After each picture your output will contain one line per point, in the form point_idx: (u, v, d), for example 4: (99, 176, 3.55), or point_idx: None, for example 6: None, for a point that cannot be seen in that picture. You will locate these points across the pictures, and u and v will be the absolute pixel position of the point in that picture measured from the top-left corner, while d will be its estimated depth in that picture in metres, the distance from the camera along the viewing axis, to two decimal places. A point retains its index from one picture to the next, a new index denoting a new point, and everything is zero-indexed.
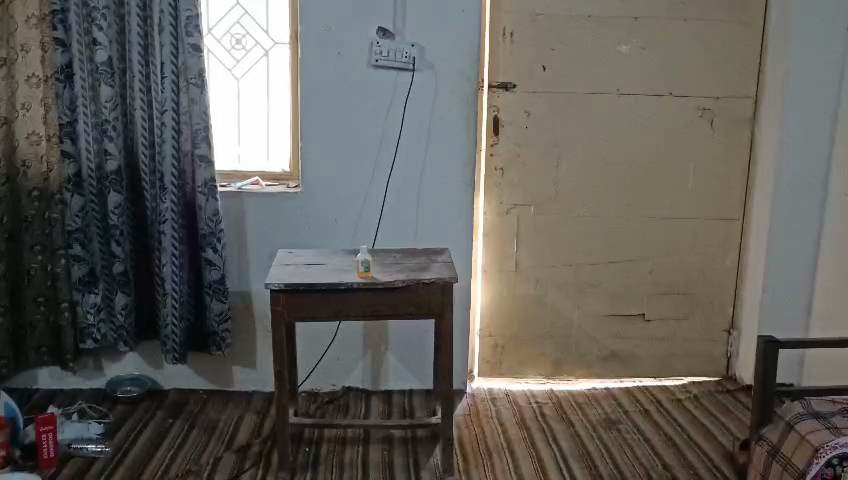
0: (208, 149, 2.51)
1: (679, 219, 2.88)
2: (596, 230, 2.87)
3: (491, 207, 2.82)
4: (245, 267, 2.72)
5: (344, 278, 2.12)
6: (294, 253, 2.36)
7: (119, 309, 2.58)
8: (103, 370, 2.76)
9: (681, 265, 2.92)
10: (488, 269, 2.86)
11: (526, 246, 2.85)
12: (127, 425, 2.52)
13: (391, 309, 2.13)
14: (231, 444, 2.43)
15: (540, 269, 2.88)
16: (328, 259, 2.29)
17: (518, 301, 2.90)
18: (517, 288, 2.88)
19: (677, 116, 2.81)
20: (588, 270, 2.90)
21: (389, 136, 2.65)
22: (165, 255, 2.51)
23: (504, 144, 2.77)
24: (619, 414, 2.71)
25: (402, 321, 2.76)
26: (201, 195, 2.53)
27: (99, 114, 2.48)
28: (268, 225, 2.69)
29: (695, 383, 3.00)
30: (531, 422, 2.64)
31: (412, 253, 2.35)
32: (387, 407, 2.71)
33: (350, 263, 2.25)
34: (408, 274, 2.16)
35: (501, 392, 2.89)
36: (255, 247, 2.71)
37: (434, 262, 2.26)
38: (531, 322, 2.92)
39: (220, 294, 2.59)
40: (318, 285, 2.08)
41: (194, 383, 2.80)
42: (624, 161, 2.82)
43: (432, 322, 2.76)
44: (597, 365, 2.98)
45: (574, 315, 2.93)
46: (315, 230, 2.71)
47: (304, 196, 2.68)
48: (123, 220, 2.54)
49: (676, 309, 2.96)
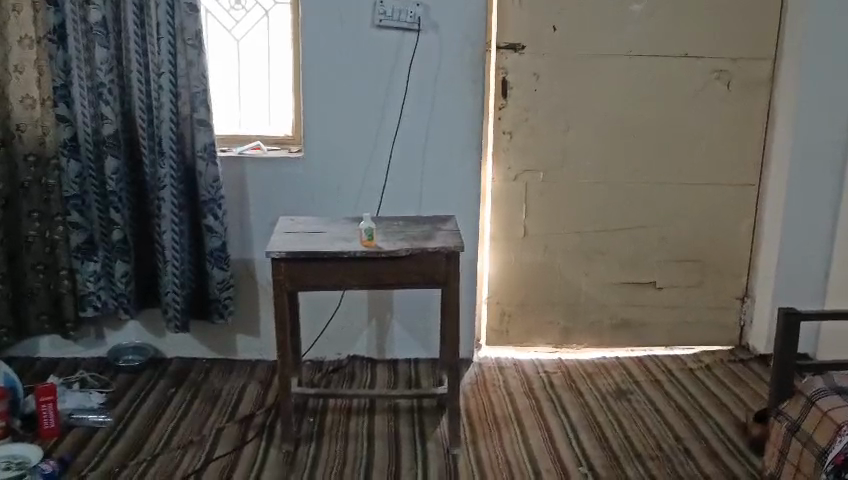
0: (208, 113, 2.43)
1: (692, 184, 2.80)
2: (606, 197, 2.79)
3: (499, 172, 2.74)
4: (246, 235, 2.66)
5: (347, 247, 2.06)
6: (296, 220, 2.29)
7: (119, 276, 2.53)
8: (105, 338, 2.72)
9: (694, 231, 2.84)
10: (496, 236, 2.79)
11: (534, 212, 2.78)
12: (129, 395, 2.49)
13: (395, 279, 2.07)
14: (234, 415, 2.40)
15: (549, 236, 2.81)
16: (331, 227, 2.22)
17: (526, 269, 2.83)
18: (525, 256, 2.82)
19: (693, 78, 2.70)
20: (598, 237, 2.82)
21: (394, 99, 2.57)
22: (164, 222, 2.45)
23: (512, 107, 2.68)
24: (629, 384, 2.66)
25: (408, 290, 2.71)
26: (200, 160, 2.46)
27: (94, 77, 2.40)
28: (270, 191, 2.62)
29: (707, 352, 2.94)
30: (540, 392, 2.59)
31: (417, 220, 2.28)
32: (393, 377, 2.66)
33: (353, 230, 2.19)
34: (412, 242, 2.09)
35: (509, 361, 2.84)
36: (257, 213, 2.64)
37: (440, 229, 2.19)
38: (539, 291, 2.86)
39: (221, 262, 2.53)
40: (321, 254, 2.02)
41: (197, 352, 2.76)
42: (636, 125, 2.73)
43: (439, 292, 2.70)
44: (607, 333, 2.92)
45: (583, 283, 2.87)
46: (317, 198, 2.64)
47: (307, 162, 2.60)
48: (121, 186, 2.47)
49: (688, 278, 2.89)
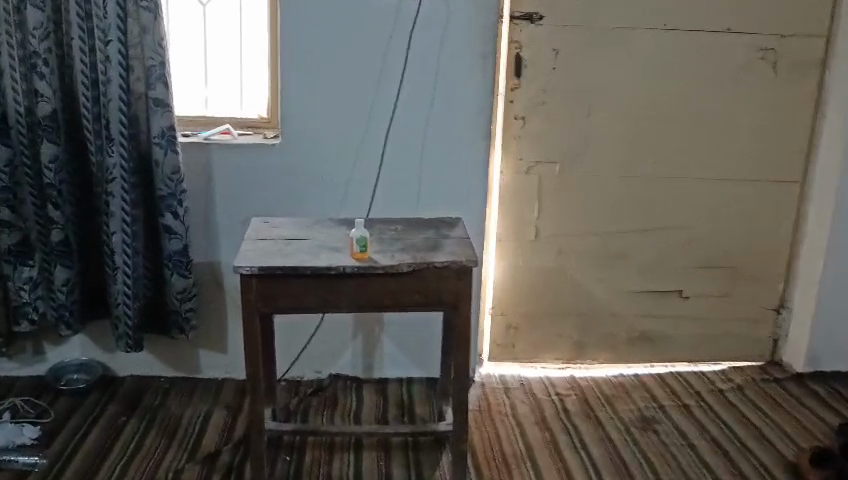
0: (166, 91, 2.03)
1: (728, 180, 2.44)
2: (631, 194, 2.42)
3: (509, 164, 2.36)
4: (212, 235, 2.26)
5: (334, 260, 1.67)
6: (272, 223, 1.91)
7: (59, 285, 2.12)
8: (45, 354, 2.32)
9: (728, 234, 2.49)
10: (503, 238, 2.42)
11: (548, 211, 2.41)
12: (70, 425, 2.11)
13: (393, 300, 1.69)
14: (195, 454, 2.01)
15: (563, 239, 2.44)
16: (314, 232, 1.84)
17: (537, 276, 2.47)
18: (536, 260, 2.45)
19: (734, 58, 2.34)
20: (621, 239, 2.46)
21: (388, 79, 2.17)
22: (114, 222, 2.06)
23: (526, 89, 2.30)
24: (654, 410, 2.33)
25: (400, 316, 2.35)
26: (156, 148, 2.06)
27: (27, 45, 1.98)
28: (240, 184, 2.23)
29: (735, 369, 2.61)
30: (553, 420, 2.25)
31: (416, 225, 1.90)
32: (385, 402, 2.30)
33: (340, 238, 1.80)
34: (414, 254, 1.71)
35: (515, 380, 2.49)
36: (225, 209, 2.24)
37: (447, 238, 1.81)
38: (551, 300, 2.50)
39: (181, 268, 2.15)
40: (302, 269, 1.64)
41: (154, 369, 2.37)
42: (668, 112, 2.37)
43: (440, 320, 2.36)
44: (625, 348, 2.58)
45: (600, 290, 2.50)
46: (297, 195, 2.24)
47: (285, 151, 2.20)
48: (61, 178, 2.07)
49: (719, 285, 2.54)
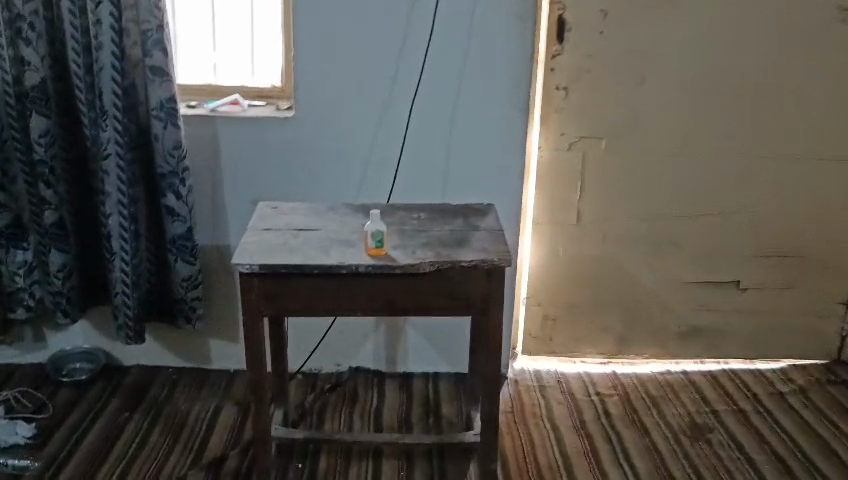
0: (164, 57, 1.81)
1: (798, 160, 2.16)
2: (687, 174, 2.16)
3: (548, 139, 2.12)
4: (220, 217, 2.06)
5: (346, 256, 1.46)
6: (280, 208, 1.70)
7: (54, 270, 1.95)
8: (46, 340, 2.17)
9: (795, 219, 2.22)
10: (542, 221, 2.19)
11: (592, 192, 2.17)
12: (68, 422, 1.96)
13: (413, 303, 1.48)
14: (199, 459, 1.84)
15: (608, 224, 2.20)
16: (326, 221, 1.63)
17: (579, 263, 2.23)
18: (579, 246, 2.21)
19: (809, 20, 2.04)
20: (673, 224, 2.20)
21: (414, 44, 1.93)
22: (110, 203, 1.87)
23: (569, 55, 2.04)
24: (706, 415, 2.10)
25: (425, 319, 2.16)
26: (156, 121, 1.86)
27: (11, 6, 1.78)
28: (249, 161, 2.02)
29: (797, 368, 2.36)
30: (593, 426, 2.04)
31: (442, 213, 1.68)
32: (409, 400, 2.11)
33: (355, 228, 1.59)
34: (438, 251, 1.49)
35: (551, 378, 2.28)
36: (234, 189, 2.04)
37: (476, 231, 1.59)
38: (592, 289, 2.26)
39: (186, 253, 1.97)
40: (309, 268, 1.43)
41: (160, 360, 2.21)
42: (732, 82, 2.08)
43: (468, 323, 2.16)
44: (673, 343, 2.34)
45: (649, 281, 2.26)
46: (313, 175, 2.03)
47: (298, 125, 1.98)
48: (52, 154, 1.88)
49: (782, 276, 2.28)
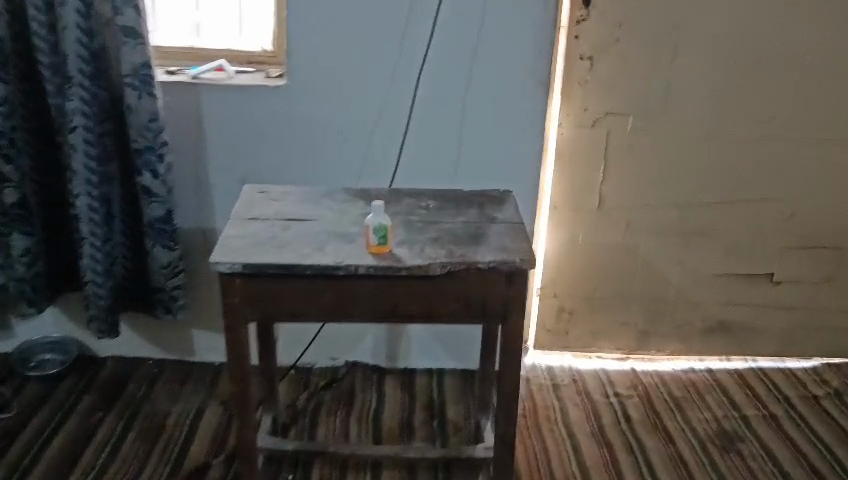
0: (137, 17, 1.59)
1: (844, 143, 1.96)
2: (722, 157, 1.96)
3: (570, 115, 1.91)
4: (204, 198, 1.86)
5: (344, 254, 1.26)
6: (269, 193, 1.49)
7: (17, 255, 1.74)
8: (12, 329, 1.97)
9: (837, 208, 2.02)
10: (560, 206, 1.99)
11: (615, 174, 1.97)
12: (35, 423, 1.77)
13: (421, 310, 1.28)
14: (177, 469, 1.66)
15: (632, 209, 2.01)
16: (321, 209, 1.42)
17: (600, 252, 2.05)
18: (599, 233, 2.03)
19: None
20: (704, 211, 2.01)
21: (423, 7, 1.69)
22: (77, 182, 1.65)
23: (597, 21, 1.81)
24: (735, 421, 1.91)
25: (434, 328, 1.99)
26: (129, 90, 1.64)
27: None
28: (236, 136, 1.80)
29: (830, 368, 2.18)
30: (612, 432, 1.86)
31: (454, 202, 1.48)
32: (410, 401, 1.92)
33: (355, 219, 1.38)
34: (450, 249, 1.28)
35: (565, 375, 2.10)
36: (219, 167, 1.83)
37: (494, 224, 1.38)
38: (613, 282, 2.08)
39: (165, 238, 1.76)
40: (300, 269, 1.23)
41: (138, 351, 2.02)
42: (776, 55, 1.86)
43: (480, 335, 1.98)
44: (698, 339, 2.16)
45: (675, 274, 2.08)
46: (308, 153, 1.81)
47: (291, 97, 1.76)
48: (12, 125, 1.66)
49: (819, 269, 2.09)
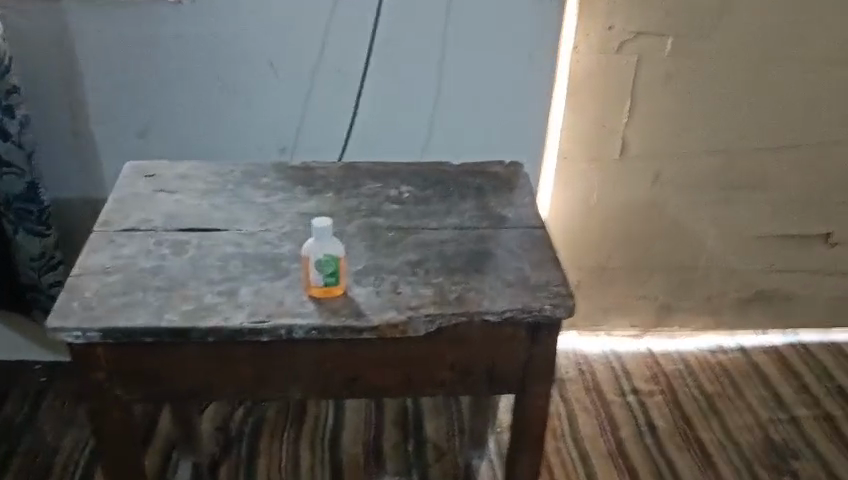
0: None
1: None
2: (785, 93, 1.48)
3: (589, 37, 1.41)
4: (87, 161, 1.33)
5: (271, 302, 0.78)
6: (162, 178, 0.99)
7: None
8: None
9: None
10: (570, 157, 1.52)
11: (645, 115, 1.49)
12: None
13: (396, 378, 0.82)
14: None
15: (663, 159, 1.54)
16: (240, 209, 0.94)
17: (620, 214, 1.60)
18: (619, 190, 1.57)
19: None
20: (756, 160, 1.55)
21: None
22: None
23: None
24: (784, 428, 1.54)
25: None
26: None
27: None
28: (125, 77, 1.26)
29: None
30: (634, 448, 1.48)
31: (439, 191, 1.00)
32: (377, 413, 1.48)
33: (291, 227, 0.91)
34: (440, 287, 0.82)
35: (570, 364, 1.69)
36: (104, 119, 1.29)
37: (500, 231, 0.92)
38: (633, 249, 1.64)
39: (29, 220, 1.26)
40: (201, 334, 0.75)
41: (21, 352, 1.55)
42: None
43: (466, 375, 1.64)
44: (730, 313, 1.75)
45: (709, 237, 1.64)
46: (229, 98, 1.28)
47: (198, 18, 1.22)
48: None
49: None
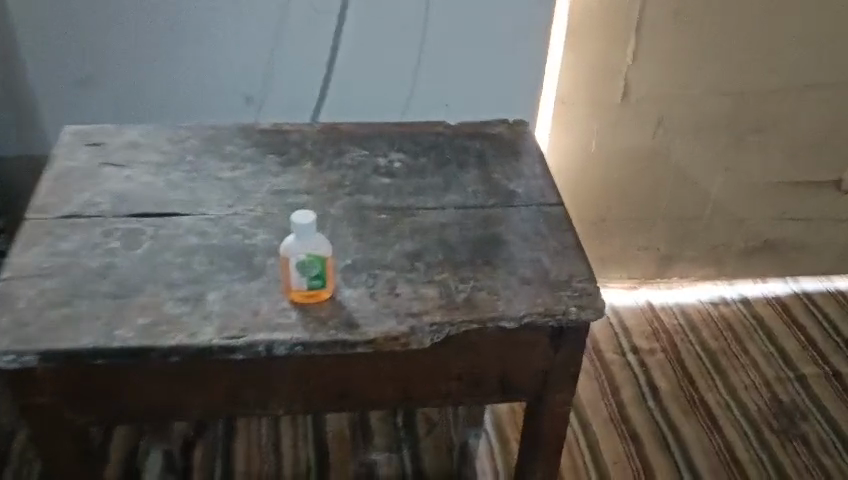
0: None
1: None
2: (809, 26, 1.32)
3: None
4: None
5: (246, 312, 0.65)
6: (108, 148, 0.84)
7: None
8: None
9: None
10: (568, 101, 1.36)
11: (652, 53, 1.32)
12: None
13: (395, 391, 0.71)
14: None
15: (671, 102, 1.38)
16: (203, 185, 0.79)
17: (621, 163, 1.44)
18: (621, 137, 1.41)
19: None
20: (772, 101, 1.40)
21: None
22: None
23: None
24: (790, 387, 1.45)
25: None
26: None
27: None
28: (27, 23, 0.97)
29: None
30: (637, 416, 1.38)
31: (435, 157, 0.86)
32: None
33: (265, 208, 0.77)
34: (447, 286, 0.69)
35: None
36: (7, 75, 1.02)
37: (509, 209, 0.79)
38: (633, 199, 1.50)
39: None
40: (161, 354, 0.62)
41: None
42: None
43: None
44: (733, 262, 1.64)
45: (715, 186, 1.50)
46: (168, 53, 1.01)
47: None
48: None
49: None
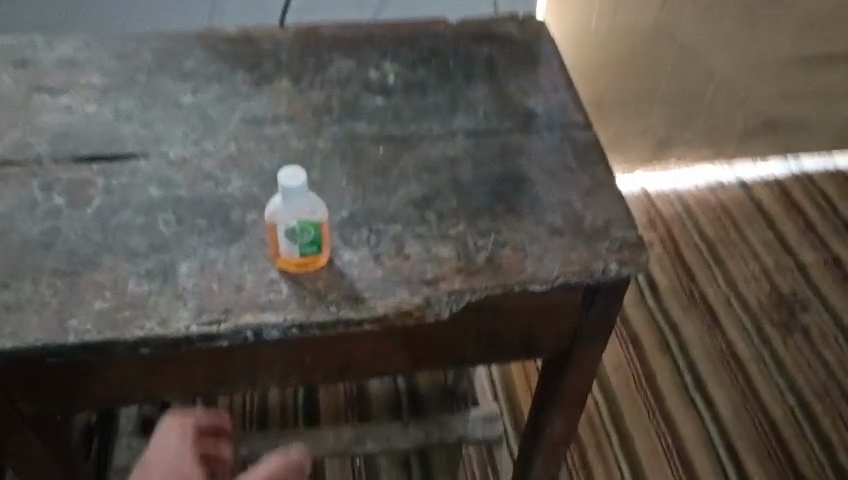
0: None
1: None
2: None
3: None
4: None
5: (227, 287, 0.54)
6: (41, 66, 0.69)
7: None
8: None
9: None
10: None
11: None
12: None
13: (404, 358, 0.62)
14: None
15: None
16: (161, 115, 0.65)
17: (622, 41, 1.22)
18: (623, 12, 1.18)
19: None
20: None
21: None
22: None
23: None
24: (792, 276, 1.27)
25: None
26: None
27: None
28: None
29: None
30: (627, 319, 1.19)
31: (437, 70, 0.72)
32: None
33: (238, 145, 0.64)
34: (464, 241, 0.58)
35: None
36: None
37: (528, 136, 0.67)
38: (632, 84, 1.28)
39: None
40: (125, 346, 0.51)
41: None
42: None
43: None
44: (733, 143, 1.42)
45: (722, 62, 1.29)
46: None
47: None
48: None
49: None
